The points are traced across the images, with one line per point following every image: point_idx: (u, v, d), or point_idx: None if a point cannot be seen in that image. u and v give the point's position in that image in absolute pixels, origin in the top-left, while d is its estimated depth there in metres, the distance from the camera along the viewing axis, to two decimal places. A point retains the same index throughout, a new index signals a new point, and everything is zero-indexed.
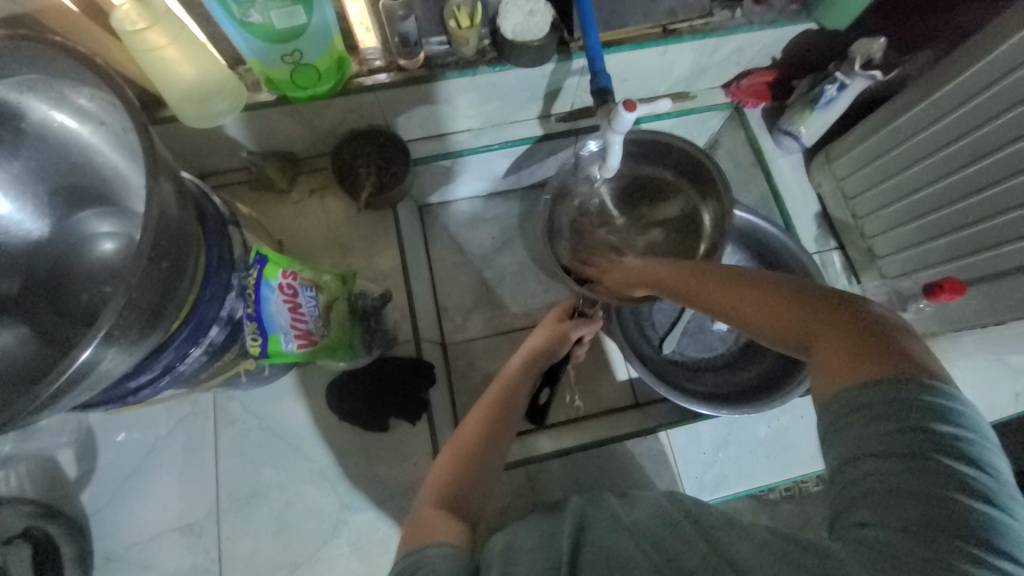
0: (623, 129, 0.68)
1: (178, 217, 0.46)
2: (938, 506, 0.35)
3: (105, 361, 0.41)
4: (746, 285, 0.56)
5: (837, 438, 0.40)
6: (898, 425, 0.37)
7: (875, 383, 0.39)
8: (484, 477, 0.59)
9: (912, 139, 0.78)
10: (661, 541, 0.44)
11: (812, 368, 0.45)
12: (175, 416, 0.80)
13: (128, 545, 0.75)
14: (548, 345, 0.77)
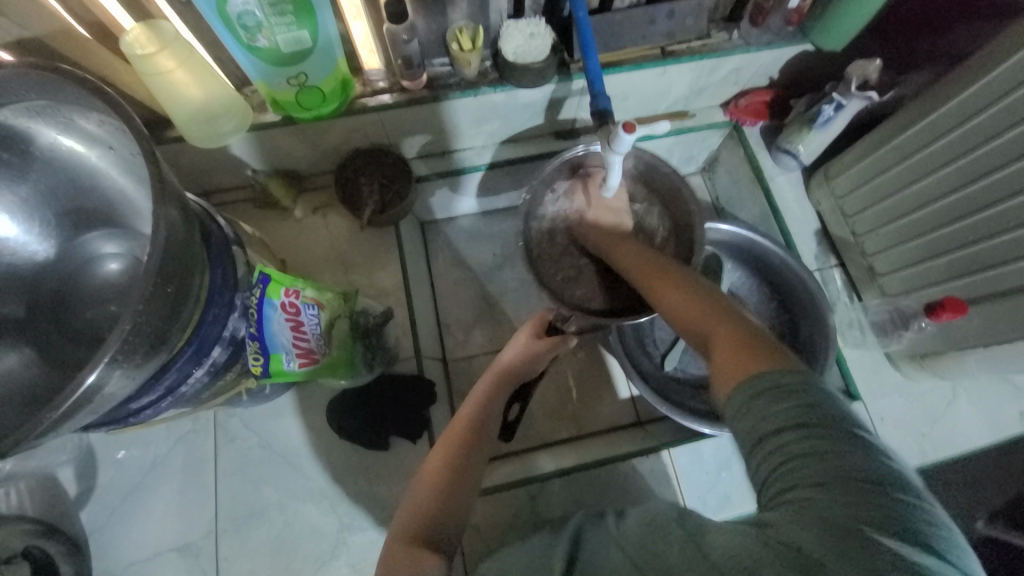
0: (622, 151, 0.68)
1: (184, 239, 0.47)
2: (841, 462, 0.39)
3: (110, 384, 0.41)
4: (665, 292, 0.61)
5: (749, 420, 0.44)
6: (798, 399, 0.43)
7: (763, 376, 0.45)
8: (456, 501, 0.59)
9: (910, 158, 0.78)
10: (644, 545, 0.44)
11: (714, 367, 0.51)
12: (175, 433, 0.80)
13: (126, 565, 0.75)
14: (520, 363, 0.73)
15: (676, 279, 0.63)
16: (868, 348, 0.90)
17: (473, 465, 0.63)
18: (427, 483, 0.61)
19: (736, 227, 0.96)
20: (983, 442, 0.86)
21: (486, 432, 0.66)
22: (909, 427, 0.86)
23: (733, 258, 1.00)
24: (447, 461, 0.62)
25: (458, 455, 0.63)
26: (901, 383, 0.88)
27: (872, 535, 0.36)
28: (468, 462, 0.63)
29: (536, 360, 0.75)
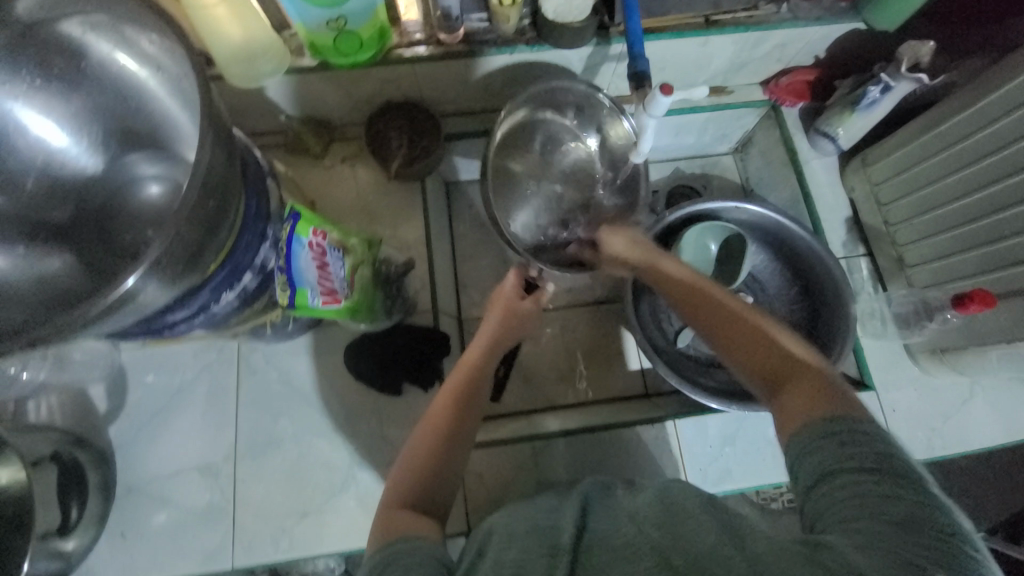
0: (657, 114, 0.67)
1: (226, 163, 0.49)
2: (905, 507, 0.41)
3: (147, 290, 0.43)
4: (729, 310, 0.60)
5: (807, 460, 0.46)
6: (867, 446, 0.45)
7: (830, 424, 0.47)
8: (452, 470, 0.61)
9: (953, 146, 0.76)
10: (665, 531, 0.45)
11: (780, 407, 0.51)
12: (201, 361, 0.84)
13: (151, 479, 0.80)
14: (504, 328, 0.76)
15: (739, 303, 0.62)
16: (888, 340, 0.88)
17: (467, 431, 0.65)
18: (424, 445, 0.62)
19: (763, 209, 0.94)
20: (995, 443, 0.85)
21: (480, 396, 0.68)
22: (920, 420, 0.85)
23: (757, 240, 0.99)
24: (442, 430, 0.63)
25: (454, 422, 0.64)
26: (918, 377, 0.86)
27: None
28: (460, 431, 0.64)
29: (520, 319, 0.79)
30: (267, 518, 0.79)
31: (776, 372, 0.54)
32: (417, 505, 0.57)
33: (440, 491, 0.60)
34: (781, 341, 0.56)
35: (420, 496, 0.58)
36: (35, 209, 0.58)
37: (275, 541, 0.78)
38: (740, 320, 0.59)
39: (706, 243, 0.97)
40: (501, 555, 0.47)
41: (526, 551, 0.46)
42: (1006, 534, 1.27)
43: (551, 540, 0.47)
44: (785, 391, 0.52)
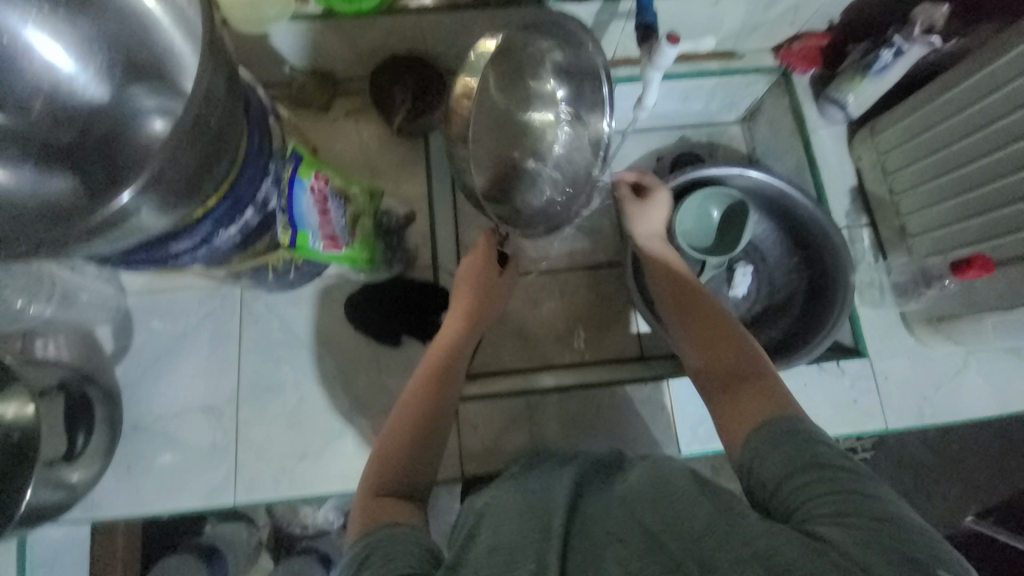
0: (663, 66, 0.66)
1: (230, 93, 0.49)
2: (878, 503, 0.44)
3: (141, 210, 0.44)
4: (712, 329, 0.67)
5: (764, 465, 0.50)
6: (833, 450, 0.49)
7: (769, 429, 0.52)
8: (430, 455, 0.61)
9: (961, 111, 0.76)
10: (655, 519, 0.45)
11: (734, 411, 0.58)
12: (205, 308, 0.86)
13: (156, 418, 0.82)
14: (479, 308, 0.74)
15: (719, 322, 0.68)
16: (884, 309, 0.89)
17: (445, 416, 0.64)
18: (399, 430, 0.62)
19: (767, 175, 0.93)
20: (986, 414, 0.86)
21: (457, 379, 0.67)
22: (912, 389, 0.86)
23: (759, 208, 0.99)
24: (416, 414, 0.63)
25: (431, 401, 0.64)
26: (913, 346, 0.87)
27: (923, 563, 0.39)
28: (441, 410, 0.64)
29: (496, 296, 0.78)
30: (267, 459, 0.81)
31: (728, 380, 0.61)
32: (395, 488, 0.58)
33: (420, 476, 0.60)
34: (747, 356, 0.63)
35: (395, 479, 0.58)
36: (47, 134, 0.61)
37: (275, 481, 0.81)
38: (718, 336, 0.66)
39: (708, 209, 0.97)
40: (493, 540, 0.46)
41: (521, 533, 0.46)
42: (996, 517, 1.29)
43: (542, 521, 0.47)
44: (729, 398, 0.59)
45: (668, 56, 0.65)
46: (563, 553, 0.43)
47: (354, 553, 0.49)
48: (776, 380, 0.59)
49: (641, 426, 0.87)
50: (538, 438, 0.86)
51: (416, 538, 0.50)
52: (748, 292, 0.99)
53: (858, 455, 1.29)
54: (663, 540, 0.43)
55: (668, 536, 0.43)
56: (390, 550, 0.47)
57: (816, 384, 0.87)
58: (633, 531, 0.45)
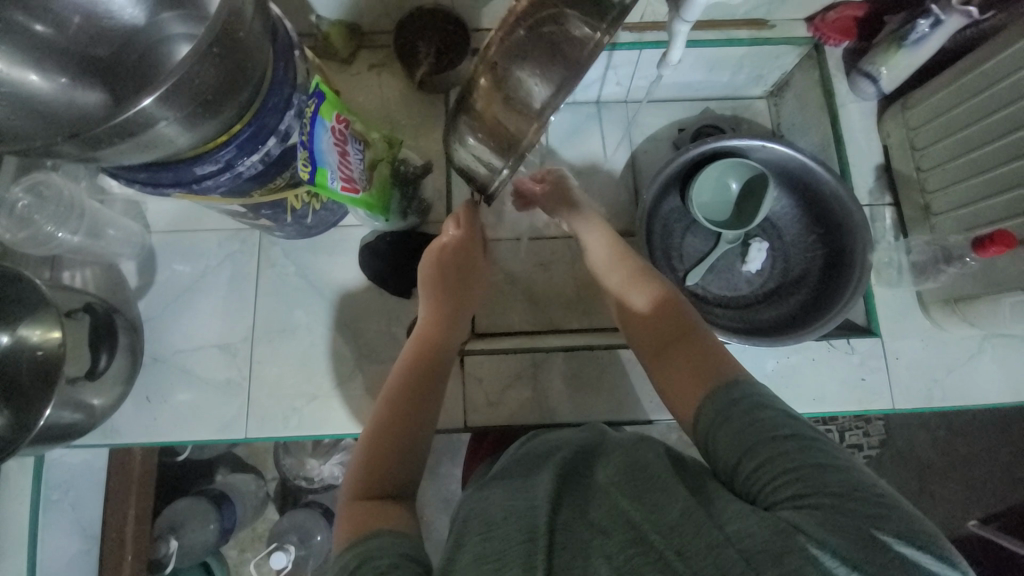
0: (691, 19, 0.65)
1: (257, 11, 0.50)
2: (831, 471, 0.44)
3: (164, 115, 0.46)
4: (662, 315, 0.66)
5: (718, 441, 0.50)
6: (780, 417, 0.49)
7: (715, 400, 0.53)
8: (414, 443, 0.61)
9: (1001, 83, 0.74)
10: (644, 508, 0.45)
11: (680, 394, 0.59)
12: (225, 251, 0.88)
13: (175, 351, 0.86)
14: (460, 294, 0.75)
15: (665, 305, 0.67)
16: (900, 289, 0.88)
17: (430, 406, 0.64)
18: (382, 429, 0.61)
19: (790, 149, 0.91)
20: (997, 401, 0.85)
21: (440, 364, 0.67)
22: (921, 370, 0.85)
23: (779, 182, 0.97)
24: (395, 408, 0.62)
25: (406, 395, 0.63)
26: (927, 329, 0.86)
27: (877, 532, 0.39)
28: (421, 404, 0.63)
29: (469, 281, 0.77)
30: (276, 398, 0.84)
31: (667, 345, 0.63)
32: (382, 491, 0.56)
33: (403, 469, 0.59)
34: (690, 332, 0.63)
35: (380, 481, 0.57)
36: (81, 46, 0.62)
37: (284, 420, 0.83)
38: (664, 321, 0.66)
39: (727, 180, 0.96)
40: (481, 549, 0.45)
41: (507, 543, 0.44)
42: (1000, 523, 1.27)
43: (529, 519, 0.46)
44: (671, 362, 0.62)
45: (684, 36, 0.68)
46: (548, 557, 0.42)
47: (345, 561, 0.47)
48: (713, 338, 0.62)
49: (641, 391, 0.87)
50: (541, 397, 0.87)
51: (409, 544, 0.49)
52: (761, 268, 0.98)
53: (863, 451, 1.28)
54: (644, 531, 0.43)
55: (650, 527, 0.43)
56: (384, 558, 0.46)
57: (823, 361, 0.86)
58: (619, 525, 0.45)
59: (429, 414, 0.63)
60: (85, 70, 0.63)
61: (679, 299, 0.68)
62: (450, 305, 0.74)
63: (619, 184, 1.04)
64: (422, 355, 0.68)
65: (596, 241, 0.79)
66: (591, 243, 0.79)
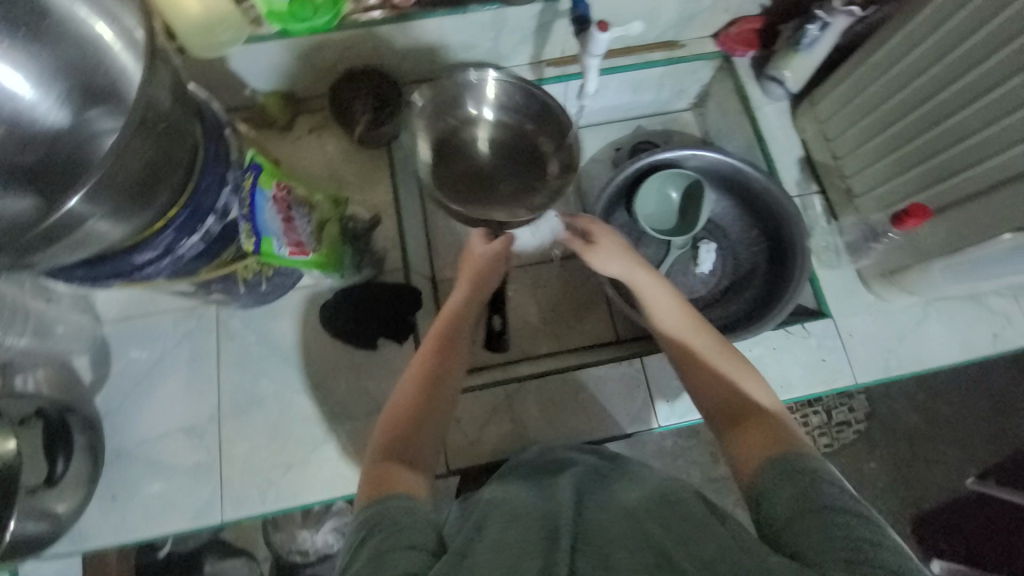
0: (598, 53, 0.70)
1: (176, 99, 0.51)
2: (893, 553, 0.41)
3: (94, 213, 0.47)
4: (733, 376, 0.62)
5: (776, 499, 0.48)
6: (846, 497, 0.46)
7: (781, 466, 0.51)
8: (435, 419, 0.61)
9: (889, 72, 0.81)
10: (674, 536, 0.44)
11: (743, 454, 0.55)
12: (181, 330, 0.87)
13: (139, 441, 0.82)
14: (482, 276, 0.75)
15: (731, 361, 0.63)
16: (841, 269, 0.93)
17: (449, 384, 0.64)
18: (404, 400, 0.61)
19: (714, 153, 0.98)
20: (952, 360, 0.89)
21: (460, 347, 0.67)
22: (876, 343, 0.90)
23: (714, 185, 1.03)
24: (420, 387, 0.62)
25: (430, 377, 0.63)
26: (872, 302, 0.91)
27: None
28: (441, 387, 0.63)
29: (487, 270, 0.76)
30: (252, 474, 0.82)
31: (740, 418, 0.58)
32: (402, 456, 0.56)
33: (424, 442, 0.59)
34: (754, 397, 0.60)
35: (404, 448, 0.57)
36: (12, 158, 0.62)
37: (261, 494, 0.81)
38: (728, 378, 0.62)
39: (667, 191, 1.01)
40: (501, 537, 0.45)
41: (528, 538, 0.44)
42: (997, 476, 1.29)
43: (549, 524, 0.46)
44: (739, 431, 0.57)
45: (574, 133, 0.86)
46: (571, 557, 0.42)
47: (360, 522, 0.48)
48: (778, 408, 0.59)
49: (617, 405, 0.89)
50: (520, 428, 0.87)
51: (420, 512, 0.49)
52: (713, 268, 1.02)
53: (853, 426, 1.31)
54: (671, 556, 0.42)
55: (679, 553, 0.42)
56: (389, 517, 0.47)
57: (785, 348, 0.89)
58: (640, 542, 0.44)
59: (449, 397, 0.63)
60: (13, 178, 0.61)
61: (755, 374, 0.62)
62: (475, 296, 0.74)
63: (568, 208, 1.08)
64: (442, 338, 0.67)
65: (656, 296, 0.69)
66: (657, 304, 0.69)
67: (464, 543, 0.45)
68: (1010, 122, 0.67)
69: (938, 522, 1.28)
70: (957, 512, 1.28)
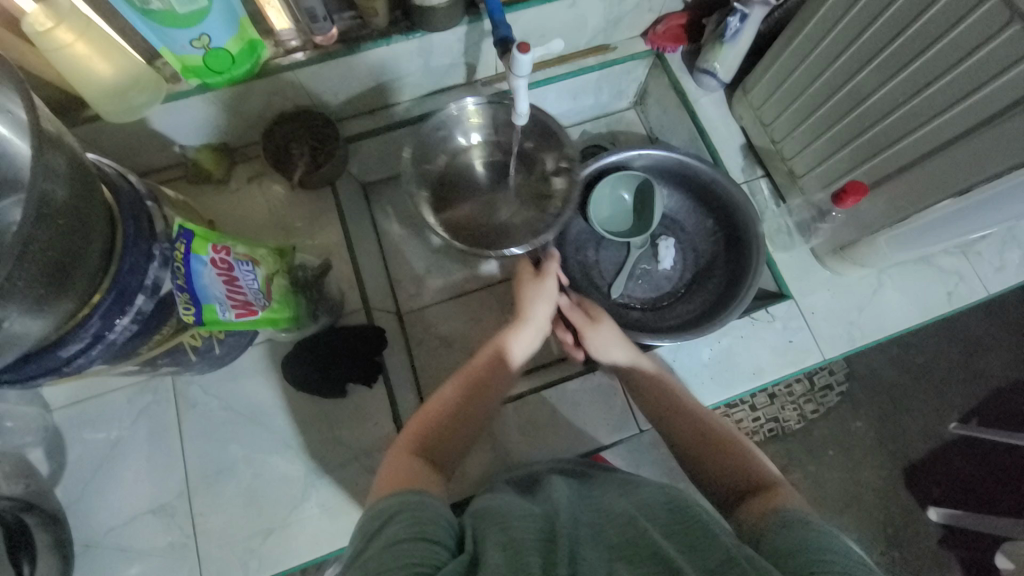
0: (524, 73, 0.69)
1: (72, 182, 0.49)
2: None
3: (7, 318, 0.44)
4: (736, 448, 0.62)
5: (771, 538, 0.47)
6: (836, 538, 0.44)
7: (778, 514, 0.49)
8: (464, 426, 0.65)
9: (812, 54, 0.83)
10: (679, 549, 0.44)
11: (748, 508, 0.54)
12: (138, 406, 0.83)
13: (107, 529, 0.78)
14: (526, 309, 0.76)
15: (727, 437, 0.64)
16: (796, 250, 0.95)
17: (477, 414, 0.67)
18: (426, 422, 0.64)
19: (661, 150, 0.98)
20: (912, 321, 0.91)
21: (499, 365, 0.70)
22: (839, 317, 0.91)
23: (665, 181, 1.03)
24: (440, 418, 0.65)
25: (457, 412, 0.65)
26: (829, 278, 0.93)
27: None
28: (462, 419, 0.65)
29: (543, 295, 0.78)
30: (231, 544, 0.78)
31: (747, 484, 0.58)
32: (428, 453, 0.61)
33: (450, 448, 0.63)
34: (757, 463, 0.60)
35: (432, 444, 0.62)
36: None
37: (244, 564, 0.78)
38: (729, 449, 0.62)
39: (619, 193, 1.00)
40: (503, 536, 0.45)
41: (526, 531, 0.46)
42: (978, 419, 1.33)
43: (547, 526, 0.47)
44: (748, 504, 0.55)
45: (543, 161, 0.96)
46: (573, 557, 0.43)
47: (384, 503, 0.50)
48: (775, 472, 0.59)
49: (596, 416, 0.88)
50: (503, 453, 0.86)
51: (438, 508, 0.49)
52: (675, 262, 1.03)
53: (834, 389, 1.34)
54: (677, 564, 0.41)
55: (683, 563, 0.42)
56: (409, 508, 0.48)
57: (752, 336, 0.91)
58: (640, 549, 0.44)
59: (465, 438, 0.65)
60: None
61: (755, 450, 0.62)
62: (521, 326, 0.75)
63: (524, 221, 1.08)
64: (466, 380, 0.68)
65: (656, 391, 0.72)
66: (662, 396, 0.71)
67: (482, 536, 0.46)
68: (932, 93, 0.68)
69: (927, 471, 1.31)
70: (944, 458, 1.32)
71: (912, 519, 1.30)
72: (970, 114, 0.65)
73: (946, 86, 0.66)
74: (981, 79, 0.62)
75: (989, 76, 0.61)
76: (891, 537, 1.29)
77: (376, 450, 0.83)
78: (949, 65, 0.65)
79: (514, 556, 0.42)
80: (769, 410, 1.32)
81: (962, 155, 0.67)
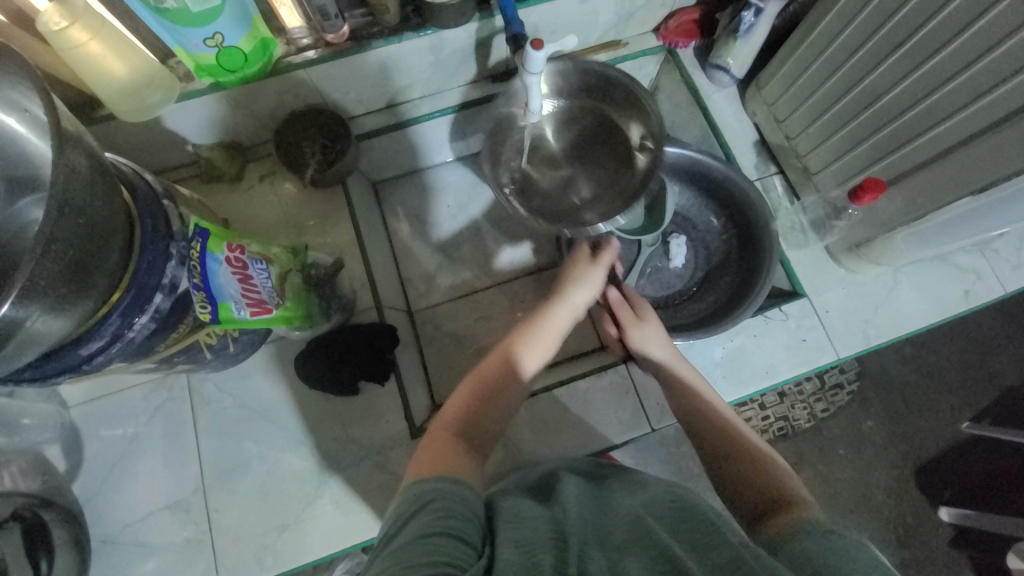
0: (537, 70, 0.68)
1: (91, 181, 0.49)
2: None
3: (30, 317, 0.44)
4: (756, 456, 0.60)
5: (789, 546, 0.46)
6: (855, 541, 0.44)
7: (795, 528, 0.48)
8: (495, 412, 0.63)
9: (826, 51, 0.82)
10: (687, 543, 0.44)
11: (766, 523, 0.52)
12: (153, 403, 0.84)
13: (123, 525, 0.79)
14: (573, 296, 0.74)
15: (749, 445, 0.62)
16: (810, 248, 0.94)
17: (510, 400, 0.65)
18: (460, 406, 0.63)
19: (674, 147, 0.98)
20: (927, 320, 0.90)
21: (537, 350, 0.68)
22: (853, 315, 0.91)
23: (677, 178, 1.02)
24: (470, 403, 0.63)
25: (489, 400, 0.64)
26: (843, 276, 0.92)
27: None
28: (495, 406, 0.64)
29: (591, 282, 0.76)
30: (246, 541, 0.79)
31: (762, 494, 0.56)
32: (462, 434, 0.60)
33: (481, 432, 0.62)
34: (778, 474, 0.58)
35: (469, 423, 0.62)
36: None
37: (259, 561, 0.78)
38: (747, 456, 0.60)
39: None
40: (514, 534, 0.46)
41: (534, 535, 0.46)
42: (991, 418, 1.32)
43: (557, 527, 0.47)
44: (767, 512, 0.54)
45: (559, 155, 0.96)
46: (580, 556, 0.43)
47: (416, 494, 0.50)
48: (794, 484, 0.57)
49: (608, 415, 0.88)
50: (515, 451, 0.86)
51: (468, 502, 0.50)
52: (686, 260, 1.03)
53: (845, 388, 1.32)
54: (680, 559, 0.41)
55: (693, 561, 0.41)
56: (442, 501, 0.48)
57: (765, 334, 0.90)
58: (649, 547, 0.44)
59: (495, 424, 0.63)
60: None
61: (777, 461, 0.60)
62: (566, 314, 0.73)
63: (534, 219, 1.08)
64: (503, 363, 0.66)
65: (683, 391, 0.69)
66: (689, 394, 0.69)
67: (492, 538, 0.46)
68: (951, 89, 0.67)
69: (940, 471, 1.30)
70: (957, 458, 1.30)
71: (924, 519, 1.29)
72: (990, 111, 0.64)
73: (966, 83, 0.65)
74: (1001, 76, 0.61)
75: (1009, 72, 0.60)
76: (902, 537, 1.28)
77: (388, 448, 0.83)
78: (969, 61, 0.64)
79: (526, 556, 0.42)
80: (779, 408, 1.31)
81: (982, 152, 0.65)
